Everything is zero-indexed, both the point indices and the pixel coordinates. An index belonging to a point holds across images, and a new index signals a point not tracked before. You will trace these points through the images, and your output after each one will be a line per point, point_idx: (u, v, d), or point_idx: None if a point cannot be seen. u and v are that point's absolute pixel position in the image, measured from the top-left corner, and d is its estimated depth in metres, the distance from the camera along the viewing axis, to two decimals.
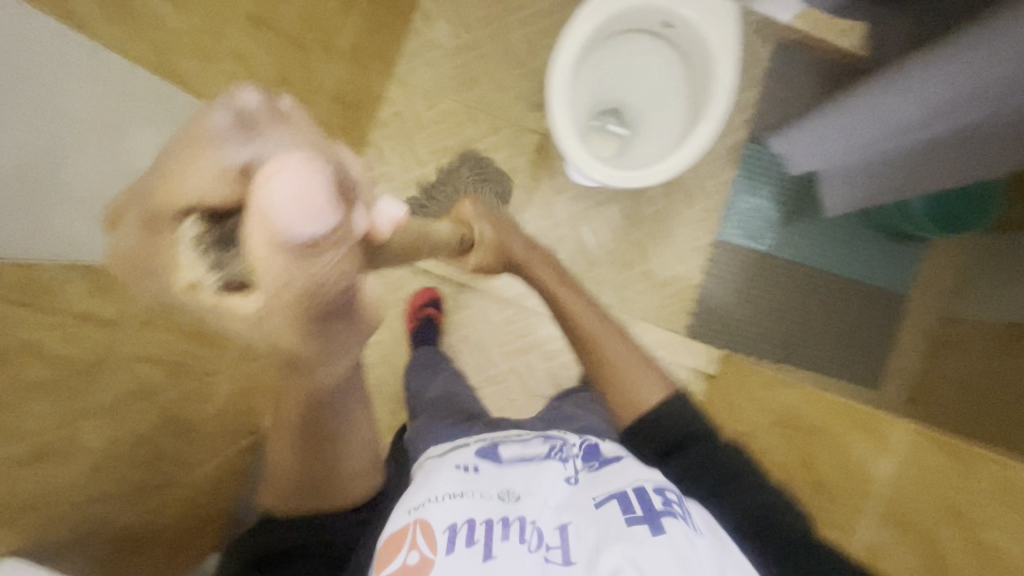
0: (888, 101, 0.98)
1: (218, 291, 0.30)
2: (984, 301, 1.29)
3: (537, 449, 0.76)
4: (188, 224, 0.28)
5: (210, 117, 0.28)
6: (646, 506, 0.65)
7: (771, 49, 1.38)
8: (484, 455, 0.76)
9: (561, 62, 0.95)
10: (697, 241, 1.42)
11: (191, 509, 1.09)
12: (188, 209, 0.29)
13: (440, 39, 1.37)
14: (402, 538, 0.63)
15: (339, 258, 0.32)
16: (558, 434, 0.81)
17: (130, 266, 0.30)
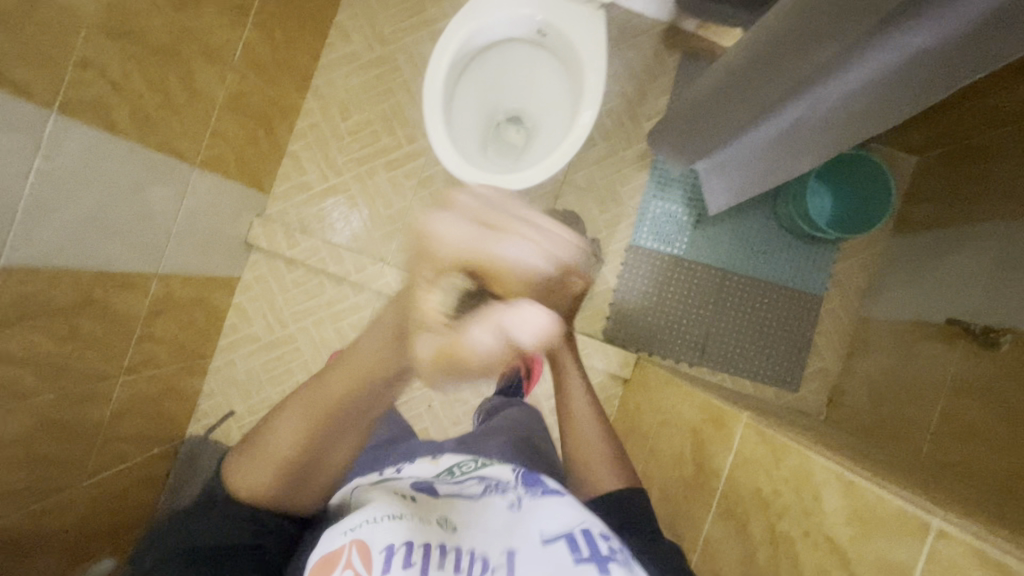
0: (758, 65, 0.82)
1: (444, 312, 0.57)
2: (891, 302, 1.31)
3: (470, 487, 0.59)
4: (455, 282, 0.57)
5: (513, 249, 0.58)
6: (595, 547, 0.50)
7: (678, 57, 1.42)
8: (425, 489, 0.60)
9: (434, 71, 0.99)
10: (612, 245, 1.43)
11: (86, 519, 1.09)
12: (462, 276, 0.58)
13: (356, 53, 1.42)
14: (335, 559, 0.50)
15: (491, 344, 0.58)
16: (491, 470, 0.63)
17: (424, 261, 0.57)
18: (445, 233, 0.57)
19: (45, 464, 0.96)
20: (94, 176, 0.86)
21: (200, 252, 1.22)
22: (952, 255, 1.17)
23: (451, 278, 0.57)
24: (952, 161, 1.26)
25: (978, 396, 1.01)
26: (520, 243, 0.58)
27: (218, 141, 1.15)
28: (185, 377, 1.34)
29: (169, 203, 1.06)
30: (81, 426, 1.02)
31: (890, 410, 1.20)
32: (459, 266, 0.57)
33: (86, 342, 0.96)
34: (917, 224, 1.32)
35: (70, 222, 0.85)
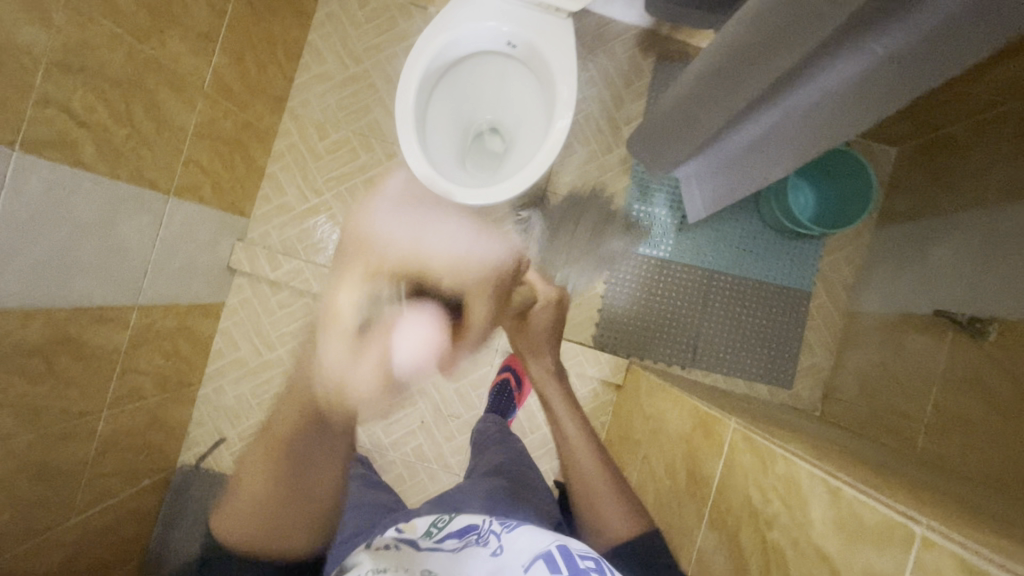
0: (731, 75, 0.81)
1: None
2: (879, 295, 1.31)
3: (459, 527, 0.61)
4: None
5: None
6: (572, 564, 0.52)
7: (653, 59, 1.42)
8: (406, 538, 0.60)
9: (405, 87, 0.99)
10: (596, 250, 1.43)
11: (74, 559, 1.07)
12: None
13: (329, 72, 1.42)
14: None
15: None
16: (466, 519, 0.62)
17: None
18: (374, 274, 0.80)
19: (27, 506, 0.94)
20: (61, 211, 0.85)
21: (179, 280, 1.21)
22: (933, 246, 1.17)
23: (379, 285, 0.79)
24: (930, 150, 1.25)
25: (968, 387, 1.01)
26: (450, 258, 0.91)
27: (192, 168, 1.14)
28: (170, 407, 1.30)
29: (143, 234, 1.05)
30: (65, 464, 1.00)
31: (884, 403, 1.20)
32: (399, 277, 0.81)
33: (64, 381, 0.95)
34: (901, 215, 1.31)
35: (38, 259, 0.83)
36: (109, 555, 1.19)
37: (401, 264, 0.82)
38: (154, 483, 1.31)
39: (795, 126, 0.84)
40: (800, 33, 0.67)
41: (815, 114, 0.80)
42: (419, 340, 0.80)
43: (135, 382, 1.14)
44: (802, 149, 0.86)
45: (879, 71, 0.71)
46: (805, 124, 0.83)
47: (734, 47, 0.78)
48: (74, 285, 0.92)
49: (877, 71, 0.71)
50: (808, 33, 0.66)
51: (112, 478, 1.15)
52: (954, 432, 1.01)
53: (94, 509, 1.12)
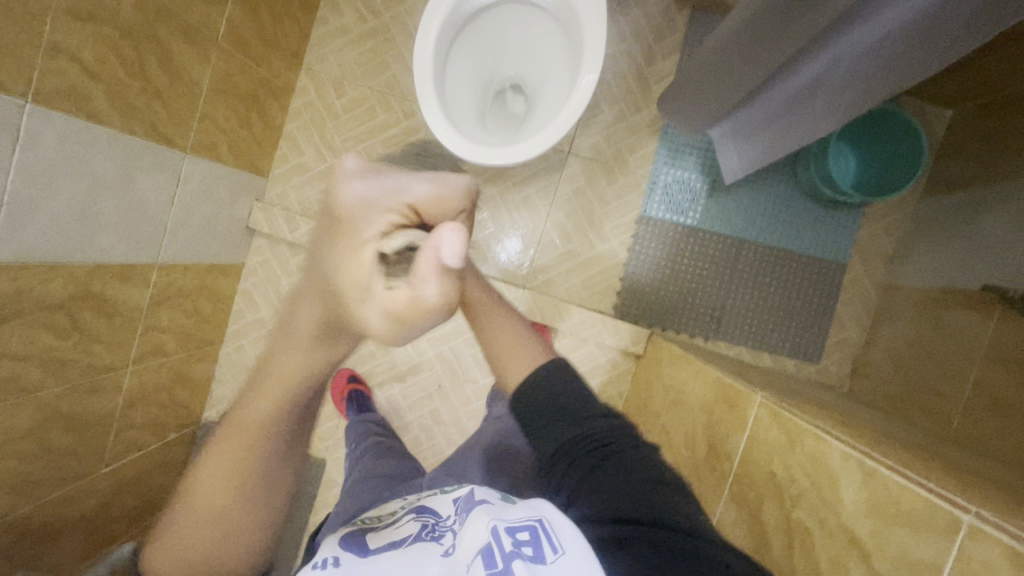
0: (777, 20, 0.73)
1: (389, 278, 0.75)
2: (919, 269, 1.24)
3: (410, 528, 0.61)
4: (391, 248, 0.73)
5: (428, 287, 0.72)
6: (502, 552, 0.50)
7: (689, 11, 1.32)
8: (353, 546, 0.62)
9: (424, 38, 0.94)
10: (619, 216, 1.38)
11: (105, 506, 1.12)
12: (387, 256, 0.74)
13: (346, 26, 1.37)
14: None
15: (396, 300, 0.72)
16: (429, 510, 0.65)
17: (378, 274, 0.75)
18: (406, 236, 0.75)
19: (59, 455, 0.97)
20: (75, 165, 0.84)
21: (199, 240, 1.21)
22: (985, 216, 1.09)
23: (402, 228, 0.76)
24: (988, 112, 1.15)
25: (1013, 365, 0.95)
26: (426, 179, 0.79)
27: (208, 125, 1.12)
28: (193, 363, 1.33)
29: (161, 191, 1.04)
30: (93, 415, 1.03)
31: (919, 382, 1.15)
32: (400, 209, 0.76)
33: (90, 336, 0.97)
34: (952, 181, 1.22)
35: (54, 213, 0.83)
36: (141, 501, 1.24)
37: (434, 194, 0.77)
38: (181, 436, 1.36)
39: (846, 74, 0.77)
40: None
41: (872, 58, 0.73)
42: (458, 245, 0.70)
43: (157, 338, 1.16)
44: (854, 95, 0.79)
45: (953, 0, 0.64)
46: (857, 70, 0.76)
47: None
48: (95, 242, 0.92)
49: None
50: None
51: (139, 430, 1.19)
52: (992, 412, 0.96)
53: (123, 459, 1.16)
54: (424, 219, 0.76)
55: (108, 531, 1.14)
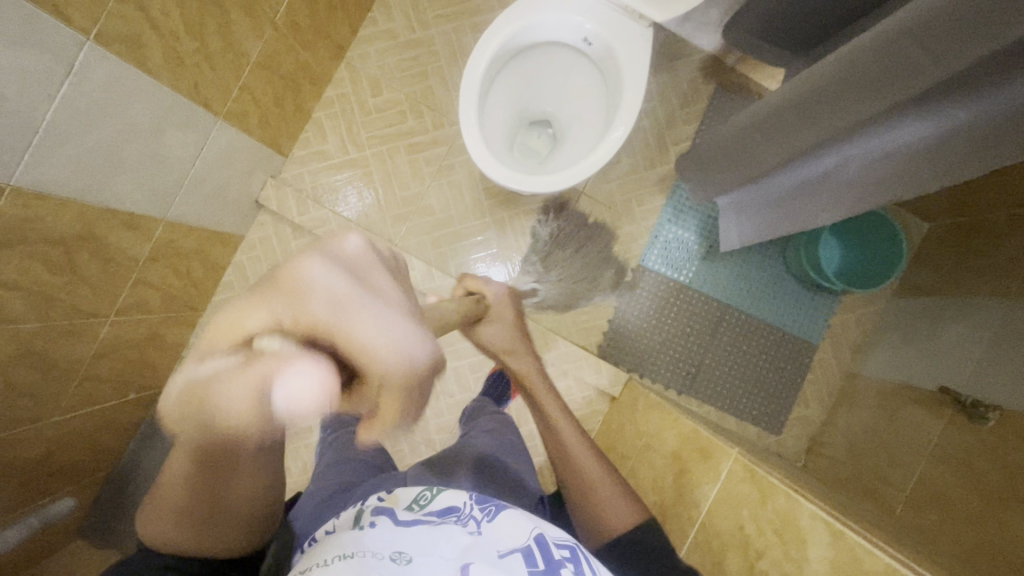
0: (797, 122, 0.83)
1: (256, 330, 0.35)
2: (884, 361, 1.32)
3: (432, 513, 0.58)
4: (271, 339, 0.34)
5: (220, 377, 0.34)
6: (549, 557, 0.54)
7: (714, 86, 1.42)
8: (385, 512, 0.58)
9: (476, 61, 1.00)
10: (620, 262, 1.43)
11: (50, 457, 1.07)
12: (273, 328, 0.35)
13: (394, 32, 1.42)
14: None
15: (223, 377, 0.34)
16: (446, 495, 0.63)
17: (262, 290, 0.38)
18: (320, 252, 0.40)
19: (20, 393, 0.94)
20: (114, 110, 0.84)
21: (209, 205, 1.21)
22: (947, 325, 1.18)
23: (328, 273, 0.38)
24: (960, 232, 1.26)
25: (955, 465, 1.03)
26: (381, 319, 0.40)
27: (245, 97, 1.14)
28: (171, 325, 1.30)
29: (185, 150, 1.04)
30: (61, 359, 0.99)
31: (868, 468, 1.22)
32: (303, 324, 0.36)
33: (81, 278, 0.94)
34: (920, 287, 1.32)
35: (83, 150, 0.83)
36: (81, 458, 1.19)
37: (399, 340, 0.40)
38: (140, 398, 1.32)
39: (851, 178, 0.87)
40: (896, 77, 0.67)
41: (875, 169, 0.83)
42: (330, 390, 0.35)
43: (145, 292, 1.14)
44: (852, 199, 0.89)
45: (950, 136, 0.72)
46: (858, 177, 0.86)
47: (807, 95, 0.80)
48: (111, 187, 0.91)
49: (959, 128, 0.71)
50: (899, 82, 0.66)
51: (102, 383, 1.15)
52: (930, 506, 1.03)
53: (77, 412, 1.11)
54: (321, 332, 0.36)
55: (42, 484, 1.08)
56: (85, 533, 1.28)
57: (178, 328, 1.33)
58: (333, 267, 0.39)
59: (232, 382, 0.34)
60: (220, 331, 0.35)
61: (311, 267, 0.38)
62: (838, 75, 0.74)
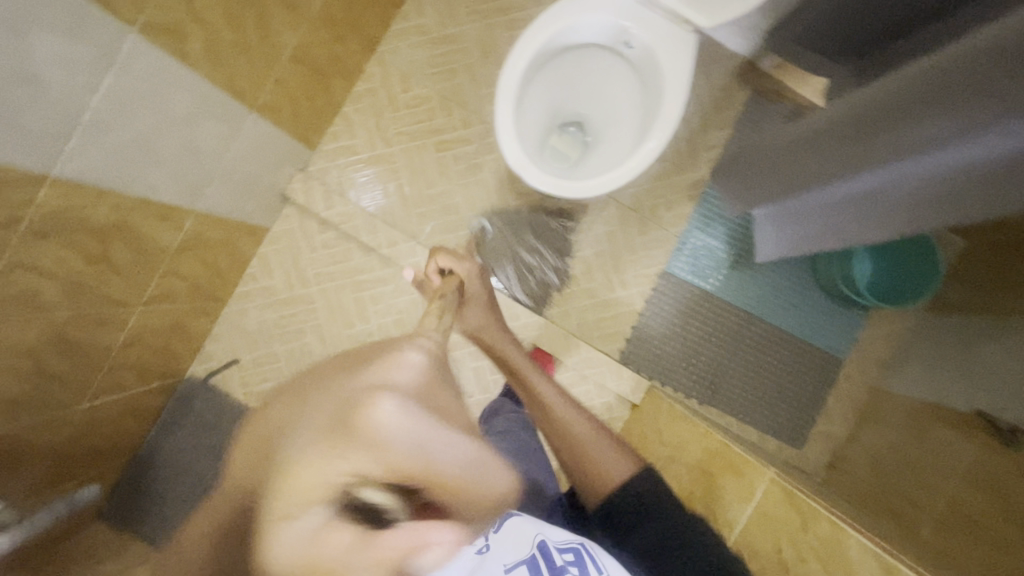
0: (850, 134, 0.82)
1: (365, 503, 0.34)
2: (913, 380, 1.29)
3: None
4: (370, 493, 0.33)
5: (328, 547, 0.33)
6: (553, 563, 0.64)
7: (749, 93, 1.39)
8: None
9: (515, 61, 0.99)
10: (645, 268, 1.42)
11: (75, 442, 1.08)
12: (366, 479, 0.33)
13: (426, 27, 1.41)
14: None
15: (325, 549, 0.33)
16: None
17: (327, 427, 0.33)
18: (390, 384, 0.36)
19: (49, 379, 0.94)
20: (153, 101, 0.84)
21: (238, 197, 1.20)
22: (980, 345, 1.15)
23: (405, 423, 0.34)
24: (992, 250, 1.23)
25: (986, 488, 1.01)
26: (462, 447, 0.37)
27: (279, 89, 1.14)
28: (196, 315, 1.30)
29: (219, 142, 1.04)
30: (90, 347, 1.00)
31: (891, 485, 1.20)
32: (382, 474, 0.33)
33: (113, 267, 0.95)
34: (950, 306, 1.29)
35: (122, 140, 0.82)
36: (104, 444, 1.20)
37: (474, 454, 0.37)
38: (162, 386, 1.33)
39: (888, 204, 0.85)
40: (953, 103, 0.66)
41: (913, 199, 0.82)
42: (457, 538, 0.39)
43: (173, 281, 1.14)
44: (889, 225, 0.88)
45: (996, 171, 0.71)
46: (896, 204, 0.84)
47: (865, 107, 0.79)
48: (146, 177, 0.91)
49: None
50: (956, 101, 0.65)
51: (128, 370, 1.16)
52: (957, 527, 1.01)
53: (103, 398, 1.12)
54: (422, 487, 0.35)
55: (66, 468, 1.09)
56: (105, 516, 1.30)
57: (202, 317, 1.33)
58: (406, 404, 0.35)
59: (361, 563, 0.34)
60: (301, 489, 0.33)
61: (381, 410, 0.33)
62: (897, 93, 0.73)
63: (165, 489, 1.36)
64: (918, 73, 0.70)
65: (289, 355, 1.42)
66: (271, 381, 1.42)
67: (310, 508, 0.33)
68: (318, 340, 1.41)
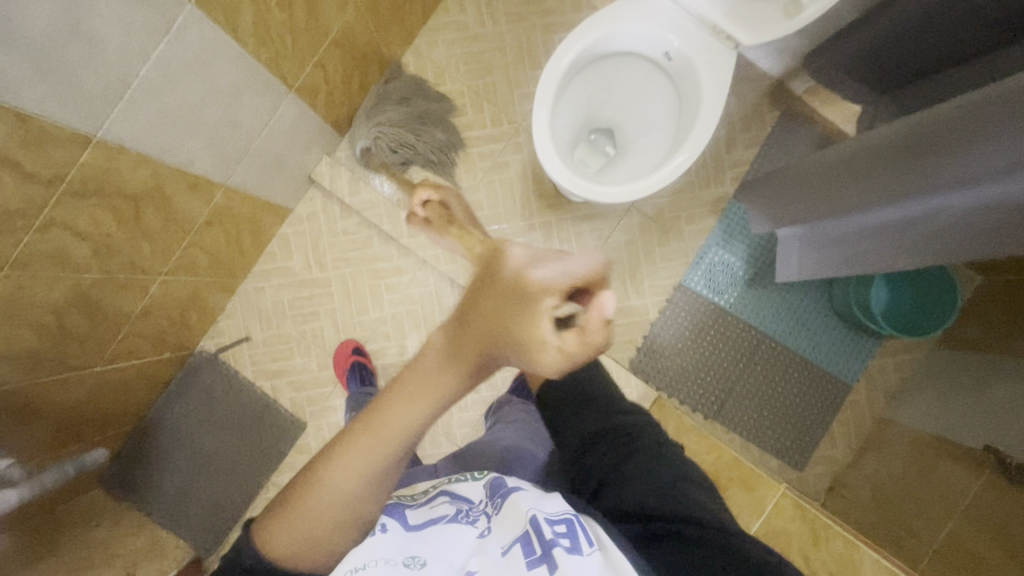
0: (883, 165, 0.83)
1: (564, 311, 0.42)
2: (919, 411, 1.29)
3: (442, 508, 0.58)
4: (563, 304, 0.42)
5: (556, 350, 0.42)
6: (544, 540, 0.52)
7: (780, 114, 1.40)
8: (394, 511, 0.56)
9: (556, 64, 1.00)
10: (662, 279, 1.42)
11: (84, 405, 1.08)
12: (554, 291, 0.42)
13: (466, 24, 1.42)
14: None
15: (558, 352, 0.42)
16: (461, 487, 0.63)
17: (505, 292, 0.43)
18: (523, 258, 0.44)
19: (70, 339, 0.95)
20: (201, 73, 0.85)
21: (267, 174, 1.21)
22: (993, 384, 1.13)
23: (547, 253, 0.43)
24: (1013, 289, 1.24)
25: (987, 526, 1.01)
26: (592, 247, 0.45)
27: (318, 72, 1.15)
28: (213, 290, 1.31)
29: (256, 119, 1.05)
30: (113, 310, 1.01)
31: (894, 517, 1.21)
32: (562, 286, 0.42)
33: (143, 234, 0.95)
34: (964, 342, 1.30)
35: (165, 110, 0.83)
36: (114, 408, 1.21)
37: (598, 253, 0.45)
38: (173, 357, 1.33)
39: (920, 236, 0.86)
40: (990, 148, 0.67)
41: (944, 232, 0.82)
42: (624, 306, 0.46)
43: (196, 252, 1.14)
44: (920, 255, 0.88)
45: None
46: (926, 236, 0.85)
47: (896, 141, 0.80)
48: (184, 148, 0.92)
49: None
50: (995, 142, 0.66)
51: (143, 337, 1.16)
52: (960, 563, 1.02)
53: (116, 364, 1.12)
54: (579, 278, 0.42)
55: (72, 431, 1.09)
56: (105, 480, 1.32)
57: (219, 293, 1.34)
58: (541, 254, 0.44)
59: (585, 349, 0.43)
60: (524, 337, 0.42)
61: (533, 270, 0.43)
62: (938, 129, 0.73)
63: (166, 461, 1.36)
64: (965, 108, 0.69)
65: (301, 336, 1.42)
66: (281, 360, 1.42)
67: (542, 339, 0.41)
68: (331, 325, 1.42)
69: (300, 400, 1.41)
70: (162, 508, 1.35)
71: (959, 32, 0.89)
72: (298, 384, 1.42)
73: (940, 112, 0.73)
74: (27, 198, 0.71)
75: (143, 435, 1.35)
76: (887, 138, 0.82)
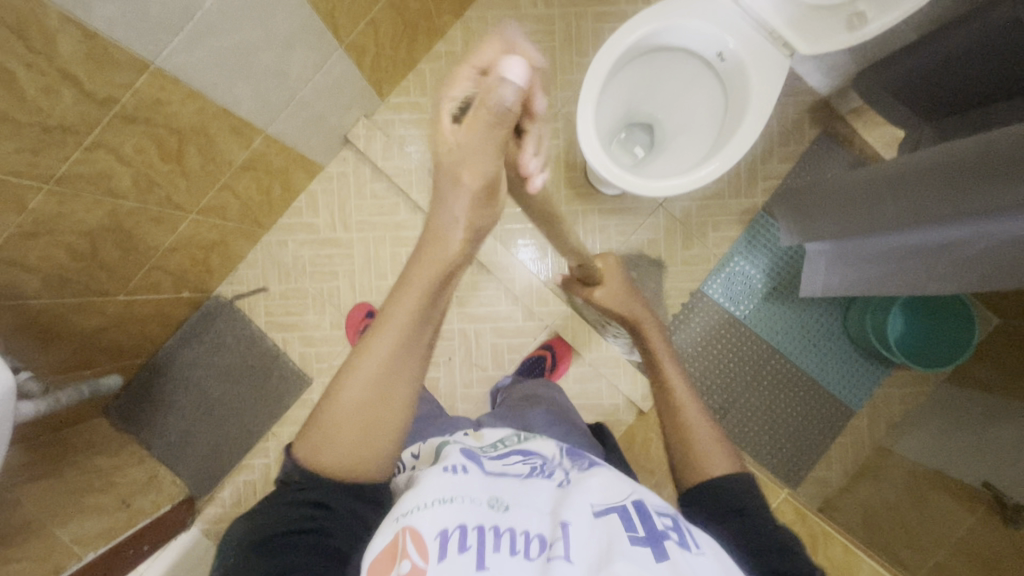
0: (923, 189, 0.83)
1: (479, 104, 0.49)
2: (921, 443, 1.29)
3: (517, 465, 0.56)
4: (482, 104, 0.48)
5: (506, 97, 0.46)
6: (650, 525, 0.48)
7: (819, 131, 1.40)
8: (471, 457, 0.56)
9: (609, 52, 0.99)
10: (681, 282, 1.42)
11: (103, 332, 1.10)
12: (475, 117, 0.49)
13: (518, 3, 1.42)
14: (389, 551, 0.44)
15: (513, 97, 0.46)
16: (535, 446, 0.62)
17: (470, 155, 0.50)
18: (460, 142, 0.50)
19: (99, 265, 0.96)
20: (260, 15, 0.86)
21: (306, 128, 1.22)
22: (999, 424, 1.13)
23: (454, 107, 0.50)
24: None
25: (976, 561, 1.04)
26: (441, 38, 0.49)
27: (369, 32, 1.15)
28: (237, 238, 1.32)
29: (304, 71, 1.06)
30: (143, 242, 1.02)
31: (883, 543, 1.23)
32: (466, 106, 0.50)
33: (181, 170, 0.96)
34: (975, 380, 1.29)
35: (220, 48, 0.84)
36: (132, 340, 1.23)
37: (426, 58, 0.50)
38: (192, 298, 1.35)
39: (959, 259, 0.86)
40: None
41: (985, 257, 0.82)
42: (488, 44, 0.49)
43: (227, 196, 1.15)
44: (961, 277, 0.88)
45: None
46: (965, 259, 0.85)
47: (938, 165, 0.80)
48: (232, 89, 0.92)
49: None
50: None
51: (168, 274, 1.18)
52: None
53: (140, 297, 1.14)
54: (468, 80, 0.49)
55: (90, 357, 1.12)
56: (110, 411, 1.34)
57: (242, 241, 1.35)
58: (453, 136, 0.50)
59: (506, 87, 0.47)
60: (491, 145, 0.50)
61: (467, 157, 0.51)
62: (982, 157, 0.73)
63: (172, 399, 1.38)
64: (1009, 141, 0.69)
65: (317, 294, 1.44)
66: (294, 315, 1.44)
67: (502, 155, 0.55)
68: (348, 287, 1.44)
69: (308, 356, 1.43)
70: (162, 445, 1.37)
71: (1018, 62, 0.88)
72: (308, 339, 1.43)
73: (984, 141, 0.73)
74: (81, 116, 0.71)
75: (152, 372, 1.37)
76: (928, 161, 0.82)
